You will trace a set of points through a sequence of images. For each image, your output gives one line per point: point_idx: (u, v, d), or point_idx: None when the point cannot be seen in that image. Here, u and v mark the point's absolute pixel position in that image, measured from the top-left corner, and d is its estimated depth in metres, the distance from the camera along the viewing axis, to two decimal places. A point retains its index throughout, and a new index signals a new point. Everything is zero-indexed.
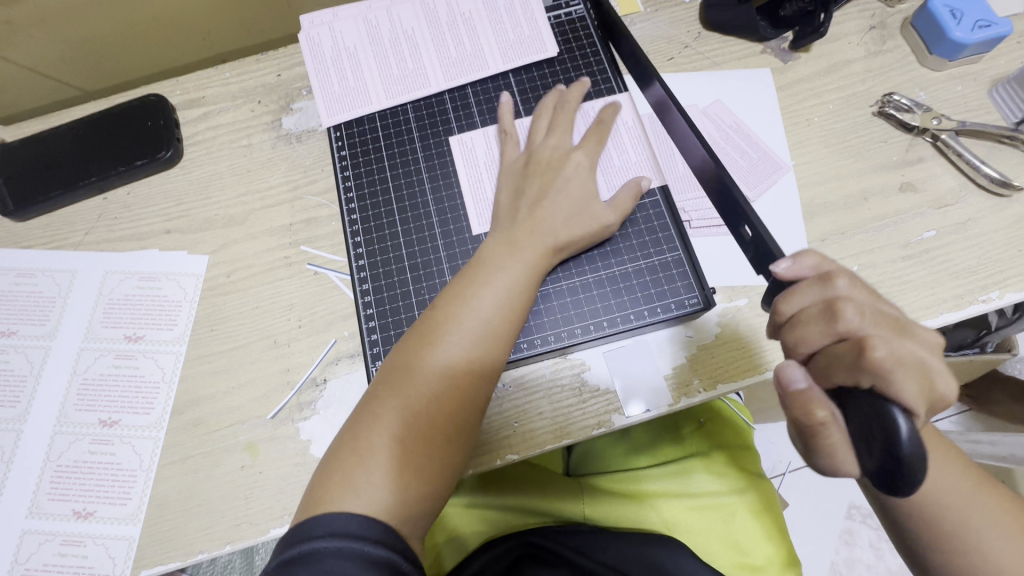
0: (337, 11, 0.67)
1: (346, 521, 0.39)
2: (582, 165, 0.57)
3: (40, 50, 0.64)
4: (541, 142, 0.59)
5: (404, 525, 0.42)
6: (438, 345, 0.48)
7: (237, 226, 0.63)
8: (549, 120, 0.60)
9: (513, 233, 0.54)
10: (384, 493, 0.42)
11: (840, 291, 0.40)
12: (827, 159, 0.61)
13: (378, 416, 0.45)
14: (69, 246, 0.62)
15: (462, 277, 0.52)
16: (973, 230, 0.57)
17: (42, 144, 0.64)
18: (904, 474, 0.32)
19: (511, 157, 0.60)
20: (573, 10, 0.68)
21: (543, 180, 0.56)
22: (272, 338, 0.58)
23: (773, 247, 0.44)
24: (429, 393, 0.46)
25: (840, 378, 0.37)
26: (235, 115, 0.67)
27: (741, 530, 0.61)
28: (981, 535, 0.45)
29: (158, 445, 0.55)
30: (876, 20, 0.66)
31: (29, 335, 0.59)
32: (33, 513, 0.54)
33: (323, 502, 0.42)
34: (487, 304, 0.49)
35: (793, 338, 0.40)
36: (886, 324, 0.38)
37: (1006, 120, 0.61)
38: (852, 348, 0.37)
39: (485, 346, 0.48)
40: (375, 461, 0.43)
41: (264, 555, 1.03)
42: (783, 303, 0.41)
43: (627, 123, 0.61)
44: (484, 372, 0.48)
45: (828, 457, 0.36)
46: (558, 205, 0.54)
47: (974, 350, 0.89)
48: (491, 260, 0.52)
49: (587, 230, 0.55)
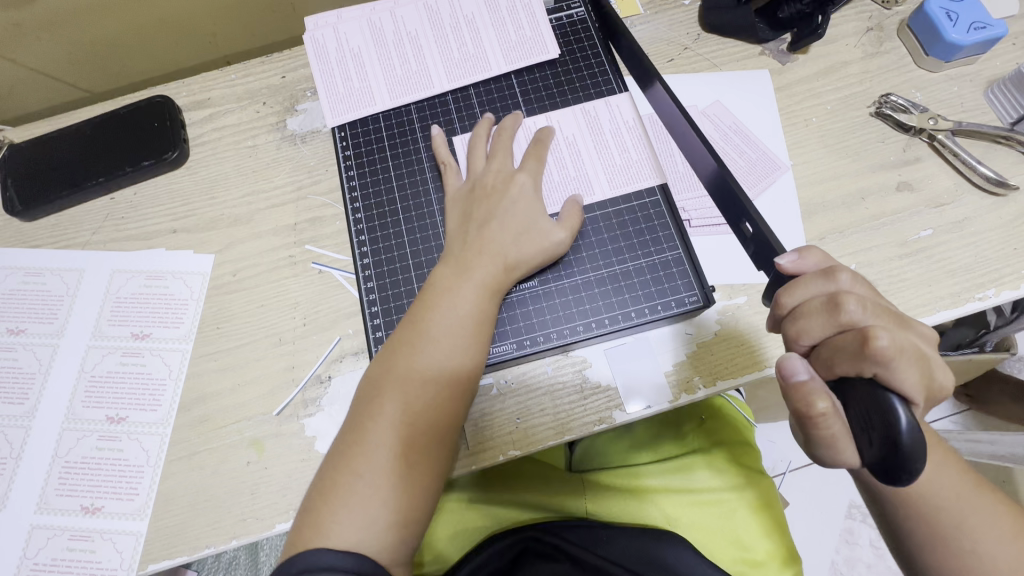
0: (341, 13, 0.68)
1: (318, 557, 0.41)
2: (527, 186, 0.58)
3: (48, 53, 0.65)
4: (483, 168, 0.60)
5: (389, 549, 0.43)
6: (393, 377, 0.48)
7: (243, 225, 0.63)
8: (491, 145, 0.61)
9: (463, 255, 0.54)
10: (356, 526, 0.43)
11: (843, 284, 0.41)
12: (825, 158, 0.61)
13: (345, 453, 0.46)
14: (77, 245, 0.63)
15: (415, 307, 0.52)
16: (969, 229, 0.58)
17: (50, 144, 0.65)
18: (904, 463, 0.33)
19: (455, 186, 0.60)
20: (574, 13, 0.69)
21: (488, 206, 0.57)
22: (277, 336, 0.59)
23: (776, 245, 0.45)
24: (387, 424, 0.46)
25: (844, 368, 0.38)
26: (241, 116, 0.68)
27: (743, 525, 0.62)
28: (972, 533, 0.45)
29: (165, 441, 0.56)
30: (873, 22, 0.67)
31: (37, 333, 0.60)
32: (41, 509, 0.54)
33: (298, 543, 0.43)
34: (436, 331, 0.50)
35: (794, 330, 0.41)
36: (887, 314, 0.39)
37: (1002, 120, 0.62)
38: (854, 338, 0.37)
39: (440, 368, 0.49)
40: (343, 497, 0.44)
41: (268, 552, 1.03)
42: (784, 295, 0.42)
43: (571, 142, 0.62)
44: (443, 394, 0.48)
45: (828, 446, 0.38)
46: (504, 228, 0.55)
47: (973, 349, 0.90)
48: (442, 284, 0.53)
49: (536, 248, 0.55)
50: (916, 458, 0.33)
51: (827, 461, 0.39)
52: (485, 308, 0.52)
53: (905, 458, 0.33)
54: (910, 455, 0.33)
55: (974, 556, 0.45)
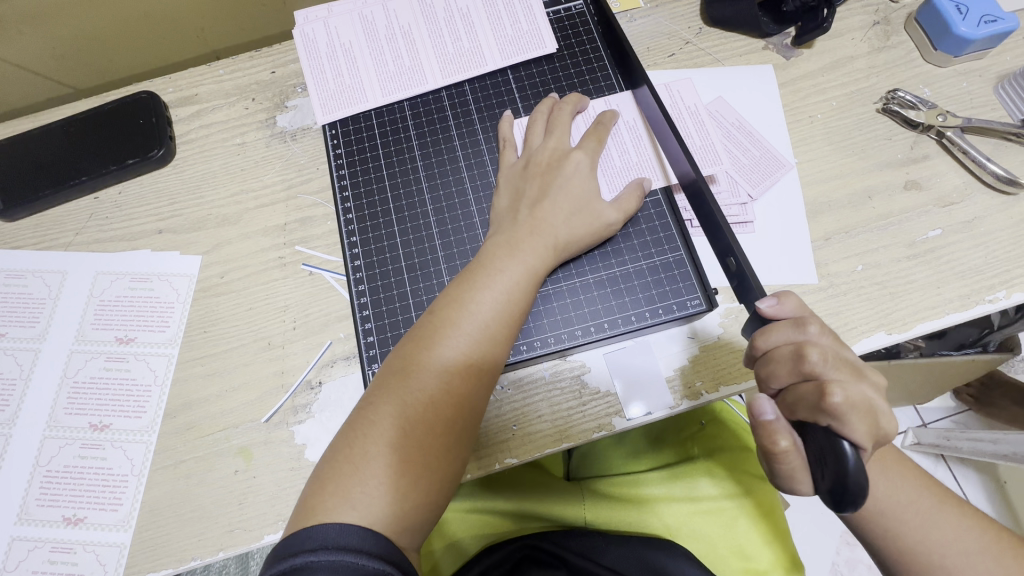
0: (332, 6, 0.66)
1: (342, 531, 0.38)
2: (582, 166, 0.56)
3: (31, 49, 0.63)
4: (539, 145, 0.58)
5: (401, 537, 0.41)
6: (436, 348, 0.47)
7: (230, 225, 0.62)
8: (546, 122, 0.59)
9: (513, 230, 0.53)
10: (380, 503, 0.41)
11: (811, 336, 0.39)
12: (831, 156, 0.60)
13: (356, 435, 0.44)
14: (61, 246, 0.61)
15: (460, 280, 0.51)
16: (978, 229, 0.56)
17: (31, 143, 0.62)
18: (849, 498, 0.34)
19: (509, 162, 0.59)
20: (573, 6, 0.67)
21: (543, 182, 0.55)
22: (267, 340, 0.57)
23: (758, 290, 0.44)
24: (428, 396, 0.45)
25: (803, 415, 0.38)
26: (228, 113, 0.66)
27: (745, 534, 0.59)
28: (947, 547, 0.44)
29: (151, 449, 0.54)
30: (879, 16, 0.65)
31: (18, 337, 0.58)
32: (22, 520, 0.52)
33: (316, 513, 0.41)
34: (486, 308, 0.48)
35: (764, 372, 0.40)
36: (848, 369, 0.38)
37: (1012, 116, 0.60)
38: (814, 391, 0.37)
39: (484, 348, 0.47)
40: (372, 470, 0.42)
41: (259, 559, 1.02)
42: (758, 337, 0.40)
43: (627, 126, 0.60)
44: (484, 375, 0.47)
45: (787, 477, 0.39)
46: (559, 205, 0.54)
47: (977, 349, 0.88)
48: (491, 261, 0.51)
49: (589, 228, 0.54)
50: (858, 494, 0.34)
51: (786, 488, 0.40)
52: (532, 290, 0.51)
53: (850, 495, 0.33)
54: (854, 492, 0.33)
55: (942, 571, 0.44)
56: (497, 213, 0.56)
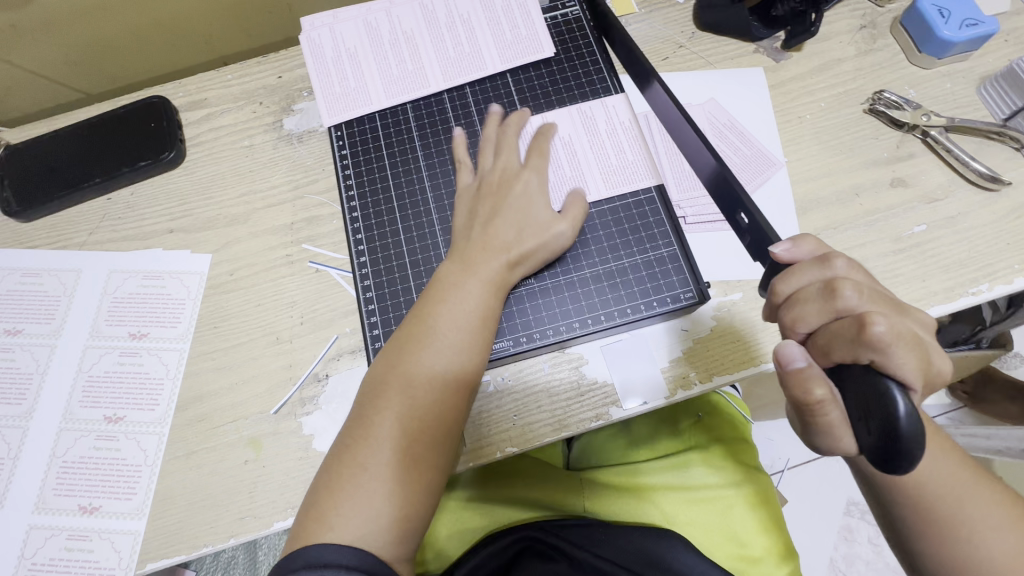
0: (336, 12, 0.69)
1: (324, 551, 0.41)
2: (532, 185, 0.58)
3: (45, 55, 0.65)
4: (490, 164, 0.60)
5: (387, 548, 0.43)
6: (401, 368, 0.49)
7: (240, 224, 0.64)
8: (495, 143, 0.61)
9: (466, 250, 0.55)
10: (360, 519, 0.43)
11: (838, 270, 0.39)
12: (819, 155, 0.62)
13: (332, 463, 0.46)
14: (74, 246, 0.63)
15: (420, 303, 0.53)
16: (962, 224, 0.58)
17: (46, 146, 0.65)
18: (902, 452, 0.32)
19: (465, 182, 0.60)
20: (569, 11, 0.70)
21: (494, 201, 0.57)
22: (275, 335, 0.59)
23: (772, 236, 0.44)
24: (394, 415, 0.47)
25: (840, 355, 0.37)
26: (237, 116, 0.68)
27: (739, 521, 0.62)
28: (974, 527, 0.44)
29: (163, 440, 0.56)
30: (866, 19, 0.67)
31: (34, 333, 0.60)
32: (39, 509, 0.54)
33: (303, 539, 0.43)
34: (442, 326, 0.50)
35: (790, 317, 0.40)
36: (883, 301, 0.38)
37: (995, 116, 0.63)
38: (851, 324, 0.36)
39: (445, 361, 0.49)
40: (348, 489, 0.44)
41: (266, 551, 1.03)
42: (780, 283, 0.41)
43: (566, 139, 0.62)
44: (449, 386, 0.49)
45: (826, 433, 0.37)
46: (508, 221, 0.55)
47: (970, 346, 0.90)
48: (447, 280, 0.53)
49: (540, 237, 0.55)
50: (914, 445, 0.32)
51: (825, 449, 0.38)
52: (491, 301, 0.52)
53: (903, 452, 0.32)
54: (911, 443, 0.32)
55: (969, 542, 0.44)
56: (455, 233, 0.58)
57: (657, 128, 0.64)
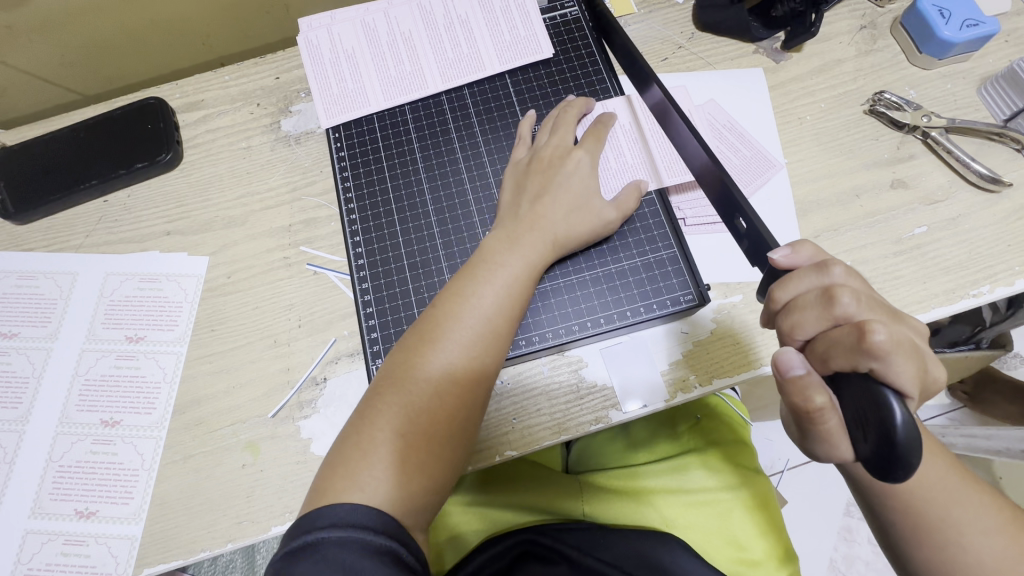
0: (334, 13, 0.68)
1: (350, 510, 0.40)
2: (584, 164, 0.58)
3: (40, 56, 0.64)
4: (544, 141, 0.60)
5: (409, 518, 0.43)
6: (440, 343, 0.48)
7: (236, 227, 0.63)
8: (553, 122, 0.61)
9: (513, 225, 0.55)
10: (387, 485, 0.43)
11: (836, 277, 0.39)
12: (818, 156, 0.61)
13: (362, 426, 0.45)
14: (70, 248, 0.63)
15: (462, 276, 0.52)
16: (962, 226, 0.58)
17: (42, 148, 0.64)
18: (896, 460, 0.32)
19: (518, 157, 0.61)
20: (568, 12, 0.69)
21: (544, 178, 0.57)
22: (272, 338, 0.59)
23: (769, 241, 0.44)
24: (431, 389, 0.46)
25: (839, 363, 0.36)
26: (234, 118, 0.68)
27: (739, 524, 0.62)
28: (962, 529, 0.44)
29: (160, 444, 0.56)
30: (866, 20, 0.67)
31: (30, 336, 0.60)
32: (36, 514, 0.54)
33: (326, 496, 0.42)
34: (488, 302, 0.50)
35: (788, 324, 0.39)
36: (881, 308, 0.38)
37: (995, 116, 0.62)
38: (851, 332, 0.36)
39: (486, 343, 0.49)
40: (378, 456, 0.44)
41: (265, 554, 1.03)
42: (777, 289, 0.40)
43: (626, 126, 0.62)
44: (485, 371, 0.49)
45: (824, 440, 0.37)
46: (558, 201, 0.55)
47: (970, 346, 0.90)
48: (491, 256, 0.53)
49: (587, 224, 0.55)
50: (911, 453, 0.32)
51: (823, 456, 0.38)
52: (530, 286, 0.53)
53: (899, 458, 0.32)
54: (907, 451, 0.32)
55: (957, 547, 0.44)
56: (501, 207, 0.58)
57: (655, 123, 0.61)
